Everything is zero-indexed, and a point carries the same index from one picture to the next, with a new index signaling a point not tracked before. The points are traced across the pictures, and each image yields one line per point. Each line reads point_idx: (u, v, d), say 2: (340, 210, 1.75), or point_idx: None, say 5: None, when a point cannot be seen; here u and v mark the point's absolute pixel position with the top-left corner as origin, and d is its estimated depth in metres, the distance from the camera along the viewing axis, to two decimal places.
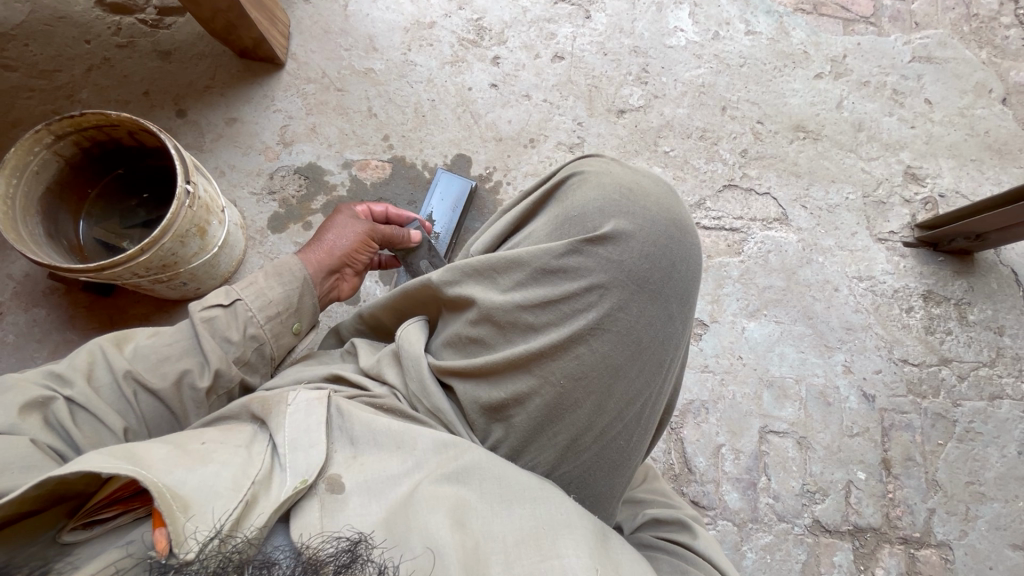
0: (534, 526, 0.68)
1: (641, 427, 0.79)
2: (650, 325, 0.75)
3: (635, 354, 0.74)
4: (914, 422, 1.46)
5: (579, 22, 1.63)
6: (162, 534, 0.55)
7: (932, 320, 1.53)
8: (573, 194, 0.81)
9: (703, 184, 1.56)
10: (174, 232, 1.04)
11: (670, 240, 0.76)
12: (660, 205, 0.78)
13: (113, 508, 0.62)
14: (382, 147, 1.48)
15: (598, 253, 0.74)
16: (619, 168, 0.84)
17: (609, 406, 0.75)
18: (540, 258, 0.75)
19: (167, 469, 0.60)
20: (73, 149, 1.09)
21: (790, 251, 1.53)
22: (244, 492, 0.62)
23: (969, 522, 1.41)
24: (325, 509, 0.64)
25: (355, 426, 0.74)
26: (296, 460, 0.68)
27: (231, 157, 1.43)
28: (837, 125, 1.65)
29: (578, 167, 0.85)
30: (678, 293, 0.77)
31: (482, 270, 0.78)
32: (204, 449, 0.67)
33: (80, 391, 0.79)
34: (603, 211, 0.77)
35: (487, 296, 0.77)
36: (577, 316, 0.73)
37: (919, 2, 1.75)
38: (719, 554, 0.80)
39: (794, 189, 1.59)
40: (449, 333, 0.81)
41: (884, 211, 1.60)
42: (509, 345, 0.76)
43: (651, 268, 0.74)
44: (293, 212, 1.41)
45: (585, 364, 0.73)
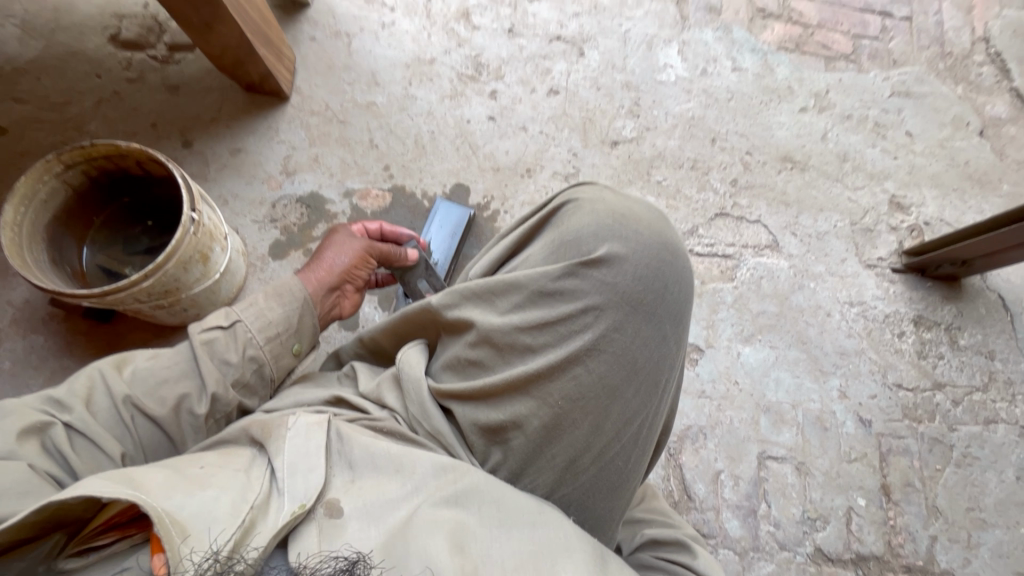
0: (531, 549, 0.69)
1: (638, 447, 0.80)
2: (645, 345, 0.77)
3: (631, 375, 0.76)
4: (911, 447, 1.46)
5: (573, 59, 1.70)
6: (160, 560, 0.57)
7: (924, 345, 1.55)
8: (568, 218, 0.83)
9: (695, 212, 1.61)
10: (177, 258, 1.06)
11: (663, 262, 0.78)
12: (652, 229, 0.80)
13: (110, 534, 0.64)
14: (382, 177, 1.52)
15: (593, 276, 0.76)
16: (612, 193, 0.86)
17: (606, 426, 0.76)
18: (536, 281, 0.77)
19: (166, 494, 0.61)
20: (81, 178, 1.11)
21: (782, 277, 1.56)
22: (242, 519, 0.62)
23: (972, 549, 1.40)
24: (323, 534, 0.65)
25: (354, 450, 0.74)
26: (294, 485, 0.68)
27: (234, 187, 1.46)
28: (823, 156, 1.71)
29: (572, 192, 0.87)
30: (671, 314, 0.79)
31: (480, 293, 0.80)
32: (203, 472, 0.67)
33: (80, 416, 0.78)
34: (597, 235, 0.79)
35: (486, 318, 0.78)
36: (574, 338, 0.75)
37: (895, 41, 1.85)
38: (721, 574, 0.80)
39: (784, 217, 1.63)
40: (448, 356, 0.82)
41: (871, 238, 1.64)
42: (507, 366, 0.78)
43: (645, 291, 0.76)
44: (294, 239, 1.43)
45: (582, 385, 0.75)
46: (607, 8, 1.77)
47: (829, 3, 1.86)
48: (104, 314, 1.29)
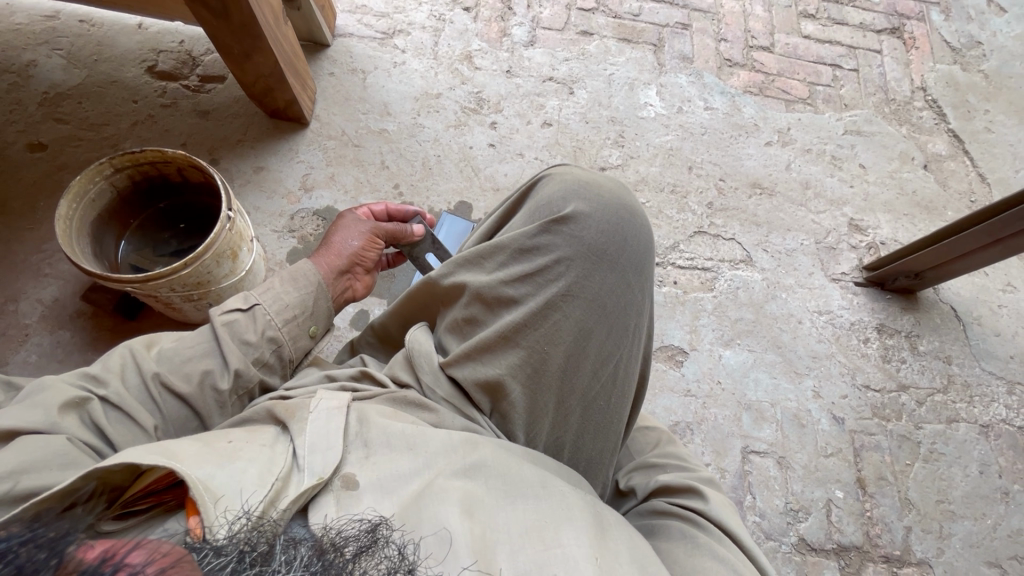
0: (537, 519, 0.73)
1: (617, 386, 0.93)
2: (613, 290, 0.91)
3: (603, 316, 0.90)
4: (882, 443, 1.57)
5: (565, 96, 1.91)
6: (195, 522, 0.61)
7: (887, 350, 1.70)
8: (541, 190, 1.00)
9: (676, 230, 1.77)
10: (213, 251, 1.17)
11: (621, 218, 0.95)
12: (609, 193, 0.98)
13: (148, 500, 0.67)
14: (392, 194, 1.66)
15: (563, 232, 0.92)
16: (578, 169, 1.04)
17: (586, 364, 0.89)
18: (517, 241, 0.93)
19: (198, 463, 0.67)
20: (126, 182, 1.24)
21: (756, 288, 1.72)
22: (269, 488, 0.68)
23: (944, 540, 1.48)
24: (340, 504, 0.70)
25: (371, 431, 0.80)
26: (313, 461, 0.73)
27: (256, 201, 1.59)
28: (788, 184, 1.91)
29: (543, 172, 1.05)
30: (633, 263, 0.94)
31: (471, 259, 0.94)
32: (232, 446, 0.74)
33: (115, 392, 0.84)
34: (564, 199, 0.96)
35: (476, 279, 0.92)
36: (551, 287, 0.89)
37: (845, 88, 2.11)
38: (730, 516, 0.87)
39: (756, 235, 1.80)
40: (449, 320, 0.94)
41: (835, 255, 1.82)
42: (498, 319, 0.90)
43: (608, 242, 0.92)
44: (310, 247, 1.55)
45: (563, 328, 0.88)
46: (593, 55, 2.00)
47: (786, 56, 2.13)
48: (131, 311, 1.37)
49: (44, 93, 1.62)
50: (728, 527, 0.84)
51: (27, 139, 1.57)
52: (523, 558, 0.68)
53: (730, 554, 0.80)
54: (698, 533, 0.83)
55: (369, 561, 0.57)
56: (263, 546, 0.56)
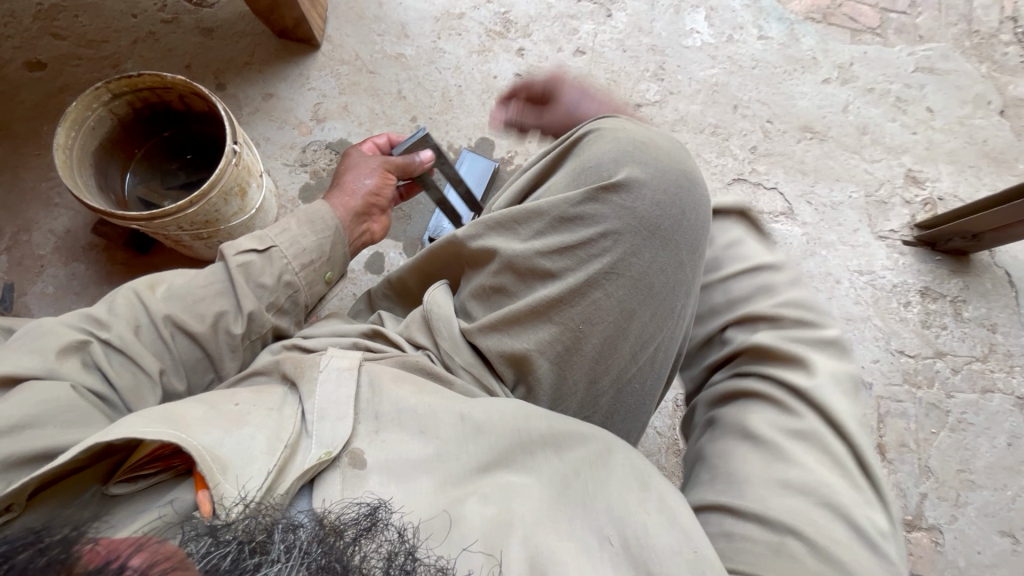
0: (550, 501, 0.69)
1: (653, 370, 0.86)
2: (663, 269, 0.81)
3: (648, 298, 0.81)
4: (908, 410, 1.52)
5: (601, 20, 1.71)
6: (204, 496, 0.62)
7: (928, 315, 1.60)
8: (589, 148, 0.89)
9: (713, 177, 1.64)
10: (220, 188, 1.10)
11: (681, 187, 0.84)
12: (669, 156, 0.87)
13: (155, 466, 0.67)
14: (409, 128, 1.55)
15: (612, 201, 0.82)
16: (633, 126, 0.92)
17: (624, 348, 0.82)
18: (558, 208, 0.83)
19: (203, 430, 0.67)
20: (125, 109, 1.16)
21: (793, 243, 1.61)
22: (277, 456, 0.68)
23: (958, 507, 1.46)
24: (346, 481, 0.69)
25: (383, 403, 0.77)
26: (323, 431, 0.72)
27: (266, 131, 1.50)
28: (842, 128, 1.73)
29: (592, 126, 0.93)
30: (688, 241, 0.84)
31: (504, 222, 0.86)
32: (240, 412, 0.73)
33: (119, 337, 0.81)
34: (617, 162, 0.85)
35: (509, 245, 0.84)
36: (592, 261, 0.81)
37: (923, 16, 1.84)
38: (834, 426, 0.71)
39: (800, 185, 1.66)
40: (474, 286, 0.88)
41: (885, 210, 1.67)
42: (529, 291, 0.83)
43: (662, 215, 0.82)
44: (323, 183, 1.47)
45: (601, 308, 0.80)
46: None
47: None
48: (143, 246, 1.34)
49: (39, 4, 1.51)
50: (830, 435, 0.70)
51: (25, 56, 1.48)
52: (541, 531, 0.66)
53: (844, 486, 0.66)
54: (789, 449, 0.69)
55: (369, 544, 0.57)
56: (263, 533, 0.55)
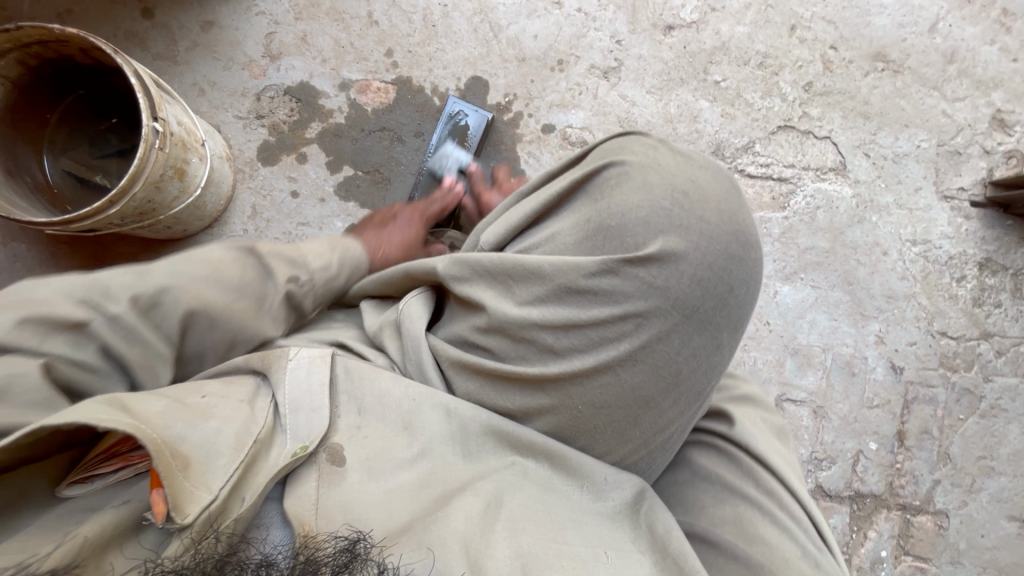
0: (546, 510, 0.69)
1: (667, 445, 0.77)
2: (692, 357, 0.68)
3: (671, 387, 0.69)
4: (938, 396, 1.39)
5: None
6: (159, 495, 0.50)
7: (983, 291, 1.39)
8: (610, 193, 0.71)
9: (755, 124, 1.36)
10: (145, 181, 0.91)
11: (730, 260, 0.67)
12: (720, 214, 0.68)
13: (114, 462, 0.55)
14: (384, 65, 1.26)
15: (636, 276, 0.65)
16: (669, 161, 0.72)
17: (635, 434, 0.72)
18: (566, 276, 0.67)
19: (166, 422, 0.53)
20: (17, 68, 0.94)
21: (841, 207, 1.37)
22: (244, 455, 0.56)
23: (971, 493, 1.40)
24: (322, 479, 0.60)
25: (366, 394, 0.69)
26: (297, 421, 0.63)
27: (210, 72, 1.23)
28: (925, 55, 1.38)
29: (616, 158, 0.73)
30: (731, 321, 0.69)
31: (497, 274, 0.71)
32: (207, 403, 0.59)
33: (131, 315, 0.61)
34: (647, 224, 0.66)
35: (499, 305, 0.70)
36: (608, 345, 0.67)
37: None
38: (756, 437, 0.86)
39: (859, 132, 1.38)
40: (452, 332, 0.76)
41: (957, 163, 1.39)
42: (520, 360, 0.71)
43: (702, 297, 0.66)
44: (285, 141, 1.24)
45: (612, 396, 0.69)
46: None
47: None
48: None
49: None
50: (754, 451, 0.84)
51: None
52: (528, 541, 0.64)
53: (784, 514, 0.79)
54: (728, 469, 0.84)
55: None
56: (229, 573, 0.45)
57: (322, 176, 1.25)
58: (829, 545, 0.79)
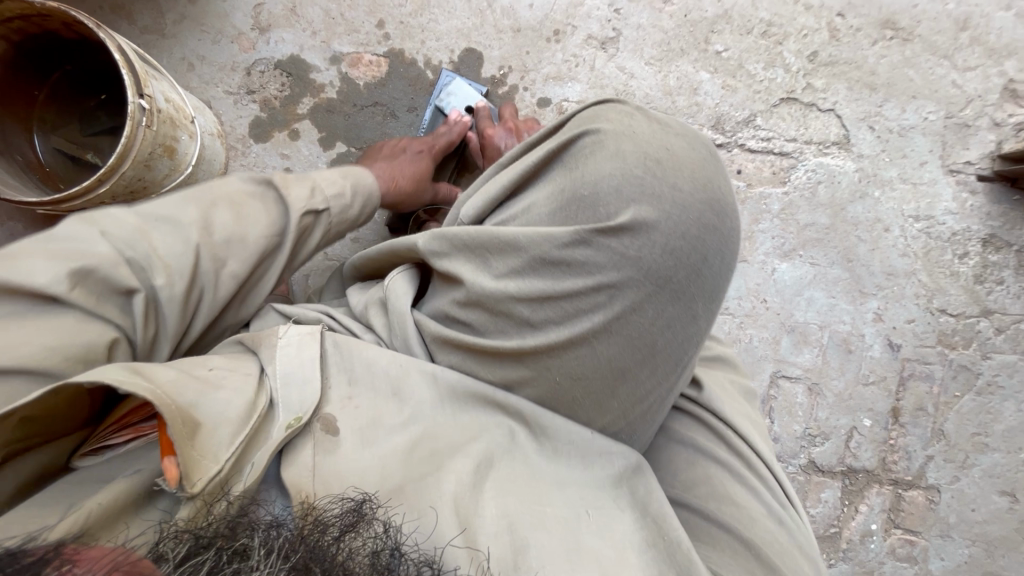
0: (530, 475, 0.70)
1: (646, 421, 0.76)
2: (668, 326, 0.67)
3: (646, 358, 0.68)
4: (935, 373, 1.39)
5: None
6: (171, 463, 0.50)
7: (986, 268, 1.36)
8: (584, 161, 0.69)
9: (756, 96, 1.32)
10: (134, 159, 0.91)
11: (703, 226, 0.65)
12: (693, 180, 0.67)
13: (126, 432, 0.56)
14: (376, 37, 1.23)
15: (609, 247, 0.64)
16: (643, 128, 0.71)
17: (611, 405, 0.71)
18: (540, 246, 0.66)
19: (179, 391, 0.54)
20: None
21: (843, 182, 1.34)
22: (247, 429, 0.57)
23: (963, 469, 1.41)
24: (317, 448, 0.61)
25: (356, 364, 0.69)
26: (288, 395, 0.62)
27: (199, 46, 1.21)
28: (936, 22, 1.33)
29: (591, 126, 0.72)
30: (706, 292, 0.67)
31: (473, 247, 0.70)
32: (215, 375, 0.60)
33: (170, 287, 0.63)
34: (620, 192, 0.65)
35: (476, 279, 0.69)
36: (582, 315, 0.65)
37: None
38: (735, 415, 0.87)
39: (865, 104, 1.34)
40: (435, 306, 0.74)
41: (965, 136, 1.34)
42: (498, 332, 0.70)
43: (676, 266, 0.65)
44: (277, 117, 1.23)
45: (587, 366, 0.67)
46: None
47: None
48: None
49: None
50: (731, 421, 0.85)
51: None
52: (513, 501, 0.66)
53: (752, 476, 0.81)
54: (708, 441, 0.85)
55: (354, 542, 0.49)
56: (240, 537, 0.46)
57: (315, 153, 1.23)
58: (789, 497, 0.83)
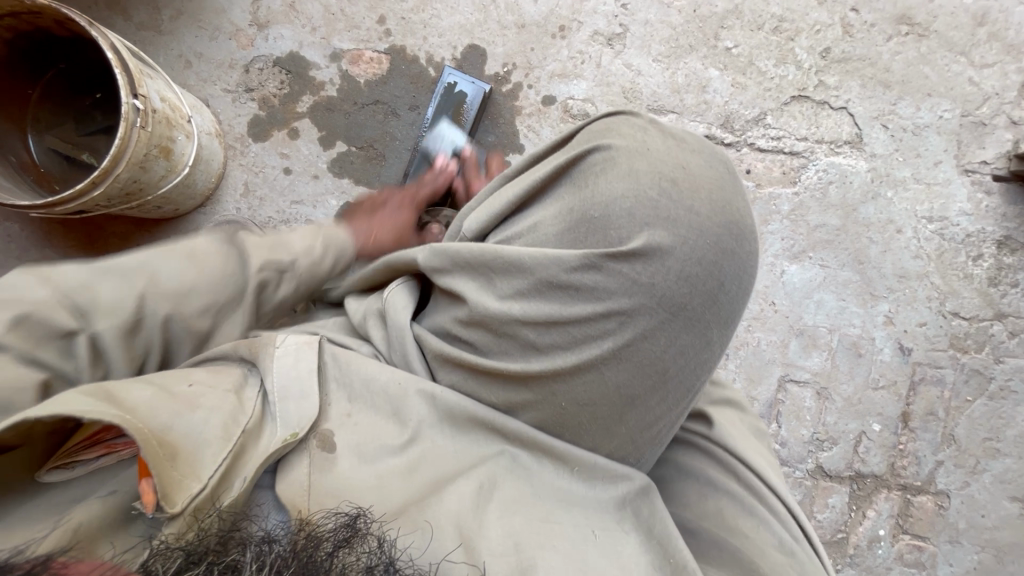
0: (536, 496, 0.67)
1: (653, 445, 0.73)
2: (679, 354, 0.64)
3: (657, 385, 0.65)
4: (946, 377, 1.36)
5: None
6: (147, 485, 0.48)
7: (1000, 271, 1.33)
8: (594, 179, 0.66)
9: (767, 94, 1.29)
10: (129, 161, 0.89)
11: (720, 252, 0.62)
12: (711, 204, 0.63)
13: (97, 448, 0.54)
14: (377, 34, 1.21)
15: (620, 273, 0.61)
16: (658, 144, 0.68)
17: (619, 431, 0.69)
18: (547, 270, 0.63)
19: (150, 412, 0.52)
20: None
21: (854, 182, 1.31)
22: (232, 444, 0.55)
23: (974, 474, 1.38)
24: (314, 465, 0.59)
25: (354, 376, 0.67)
26: (285, 409, 0.61)
27: (196, 43, 1.19)
28: (953, 17, 1.29)
29: (603, 142, 0.69)
30: (720, 318, 0.65)
31: (477, 265, 0.67)
32: (194, 392, 0.57)
33: (148, 307, 0.65)
34: (633, 215, 0.62)
35: (480, 299, 0.66)
36: (590, 343, 0.63)
37: None
38: (742, 441, 0.85)
39: (878, 102, 1.30)
40: (435, 322, 0.72)
41: (981, 135, 1.31)
42: (502, 354, 0.67)
43: (690, 293, 0.62)
44: (276, 116, 1.20)
45: (595, 393, 0.65)
46: None
47: None
48: None
49: None
50: (738, 454, 0.83)
51: None
52: (520, 521, 0.64)
53: (762, 505, 0.78)
54: (715, 470, 0.83)
55: (347, 556, 0.48)
56: (231, 551, 0.45)
57: (315, 153, 1.21)
58: (809, 538, 0.78)
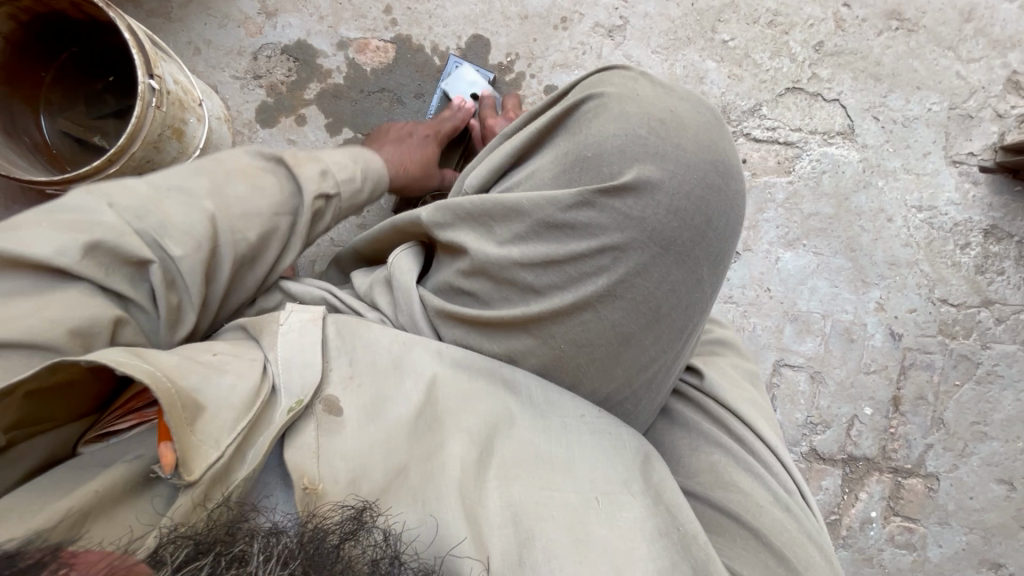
0: (538, 458, 0.69)
1: (648, 388, 0.77)
2: (673, 290, 0.68)
3: (652, 322, 0.69)
4: (935, 362, 1.40)
5: None
6: (168, 448, 0.49)
7: (986, 259, 1.37)
8: (587, 126, 0.70)
9: (762, 85, 1.33)
10: (144, 140, 0.91)
11: (707, 187, 0.66)
12: (697, 142, 0.68)
13: (129, 418, 0.56)
14: (383, 23, 1.23)
15: (614, 210, 0.65)
16: (646, 90, 0.72)
17: (616, 371, 0.73)
18: (544, 212, 0.67)
19: (181, 373, 0.54)
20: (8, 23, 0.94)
21: (847, 172, 1.35)
22: (248, 415, 0.56)
23: (962, 457, 1.42)
24: (321, 429, 0.60)
25: (357, 347, 0.69)
26: (291, 377, 0.62)
27: (206, 30, 1.21)
28: (940, 14, 1.34)
29: (595, 91, 0.72)
30: (710, 254, 0.68)
31: (477, 216, 0.70)
32: (217, 360, 0.60)
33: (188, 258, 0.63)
34: (624, 153, 0.66)
35: (481, 248, 0.69)
36: (586, 280, 0.67)
37: None
38: (738, 399, 0.89)
39: (870, 95, 1.34)
40: (438, 279, 0.76)
41: (968, 127, 1.35)
42: (504, 300, 0.71)
43: (680, 228, 0.66)
44: (284, 102, 1.22)
45: (592, 331, 0.69)
46: None
47: None
48: None
49: None
50: (732, 408, 0.87)
51: None
52: (519, 490, 0.65)
53: (758, 464, 0.82)
54: (710, 424, 0.86)
55: (354, 550, 0.48)
56: (236, 540, 0.44)
57: (322, 139, 1.23)
58: (802, 492, 0.83)
